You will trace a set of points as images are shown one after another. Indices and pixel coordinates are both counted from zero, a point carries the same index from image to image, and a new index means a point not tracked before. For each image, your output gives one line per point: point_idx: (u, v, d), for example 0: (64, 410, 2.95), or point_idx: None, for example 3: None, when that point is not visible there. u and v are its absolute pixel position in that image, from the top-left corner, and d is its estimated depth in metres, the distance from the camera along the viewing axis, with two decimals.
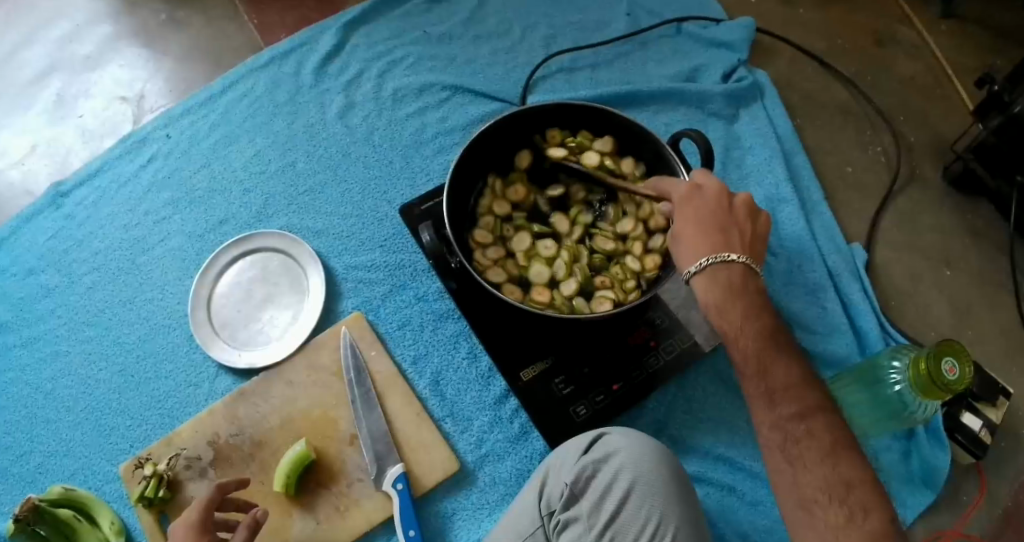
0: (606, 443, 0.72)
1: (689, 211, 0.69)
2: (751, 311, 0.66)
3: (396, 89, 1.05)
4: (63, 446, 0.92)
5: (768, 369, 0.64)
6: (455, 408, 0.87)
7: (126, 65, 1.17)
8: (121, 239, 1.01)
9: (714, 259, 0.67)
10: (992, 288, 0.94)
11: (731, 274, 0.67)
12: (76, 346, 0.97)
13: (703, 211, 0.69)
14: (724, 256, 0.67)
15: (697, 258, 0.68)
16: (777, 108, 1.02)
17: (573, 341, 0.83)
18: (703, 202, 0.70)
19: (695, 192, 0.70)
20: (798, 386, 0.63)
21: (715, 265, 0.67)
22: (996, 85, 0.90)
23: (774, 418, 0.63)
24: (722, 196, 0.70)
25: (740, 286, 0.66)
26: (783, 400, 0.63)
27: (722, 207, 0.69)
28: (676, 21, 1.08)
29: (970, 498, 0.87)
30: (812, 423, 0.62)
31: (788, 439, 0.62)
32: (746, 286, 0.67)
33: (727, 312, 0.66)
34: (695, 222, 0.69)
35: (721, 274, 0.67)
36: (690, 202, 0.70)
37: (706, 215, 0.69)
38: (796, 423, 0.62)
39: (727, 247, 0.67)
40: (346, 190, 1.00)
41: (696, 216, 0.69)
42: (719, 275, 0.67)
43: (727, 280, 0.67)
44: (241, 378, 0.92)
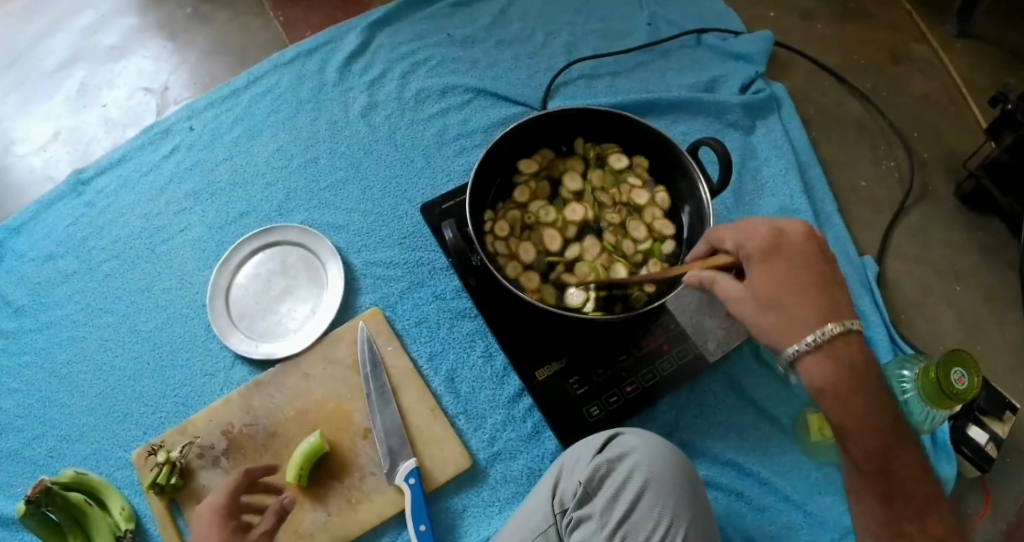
0: (620, 443, 0.73)
1: (777, 277, 0.66)
2: (867, 387, 0.64)
3: (419, 90, 1.06)
4: (76, 430, 0.93)
5: (891, 457, 0.64)
6: (469, 405, 0.88)
7: (150, 57, 1.18)
8: (141, 228, 1.02)
9: (824, 333, 0.64)
10: (1001, 304, 0.95)
11: (848, 348, 0.65)
12: (92, 332, 0.98)
13: (801, 273, 0.66)
14: (837, 330, 0.64)
15: (802, 336, 0.64)
16: (793, 121, 1.03)
17: (589, 343, 0.84)
18: (793, 262, 0.66)
19: (778, 248, 0.66)
20: (914, 475, 0.65)
21: (829, 339, 0.64)
22: (1010, 103, 0.92)
23: (889, 517, 0.65)
24: (806, 246, 0.67)
25: (855, 358, 0.65)
26: (902, 498, 0.65)
27: (813, 259, 0.66)
28: (696, 33, 1.10)
29: (974, 511, 0.88)
30: (927, 521, 0.64)
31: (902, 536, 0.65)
32: (862, 357, 0.65)
33: (847, 394, 0.64)
34: (793, 286, 0.65)
35: (836, 348, 0.64)
36: (776, 263, 0.66)
37: (796, 282, 0.65)
38: (915, 524, 0.65)
39: (834, 313, 0.65)
40: (367, 187, 1.01)
41: (795, 280, 0.65)
42: (835, 351, 0.64)
43: (843, 356, 0.64)
44: (257, 369, 0.93)
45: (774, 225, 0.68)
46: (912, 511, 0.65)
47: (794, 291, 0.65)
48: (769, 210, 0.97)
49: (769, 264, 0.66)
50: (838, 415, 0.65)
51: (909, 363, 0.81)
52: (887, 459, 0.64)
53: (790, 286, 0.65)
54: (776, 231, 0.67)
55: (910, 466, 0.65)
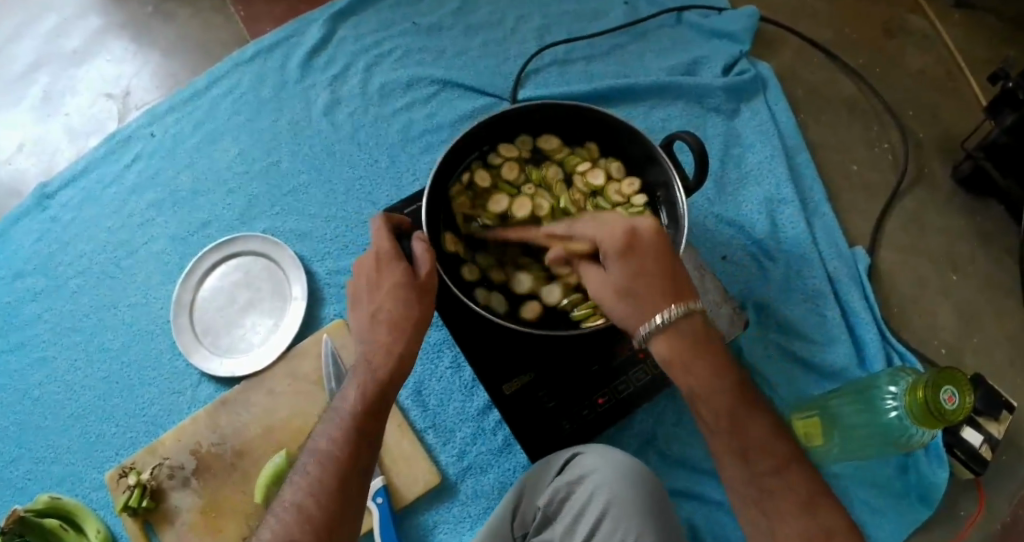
0: (580, 463, 0.70)
1: (632, 262, 0.61)
2: (717, 360, 0.59)
3: (383, 84, 1.01)
4: (51, 452, 0.91)
5: (743, 420, 0.57)
6: (438, 419, 0.85)
7: (113, 60, 1.14)
8: (106, 241, 0.99)
9: (672, 313, 0.59)
10: (999, 293, 0.93)
11: (692, 326, 0.60)
12: (62, 351, 0.96)
13: (653, 263, 0.60)
14: (688, 308, 0.59)
15: (652, 316, 0.60)
16: (779, 103, 0.97)
17: (557, 356, 0.79)
18: (650, 254, 0.61)
19: (632, 242, 0.61)
20: (772, 436, 0.57)
21: (674, 320, 0.59)
22: (1010, 82, 0.87)
23: (749, 475, 0.56)
24: (659, 238, 0.61)
25: (703, 338, 0.59)
26: (759, 457, 0.56)
27: (666, 252, 0.61)
28: (677, 10, 1.03)
29: (969, 514, 0.86)
30: (789, 474, 0.55)
31: (764, 495, 0.55)
32: (707, 333, 0.60)
33: (692, 361, 0.59)
34: (646, 276, 0.60)
35: (684, 329, 0.59)
36: (631, 256, 0.61)
37: (651, 264, 0.60)
38: (774, 478, 0.55)
39: (678, 297, 0.60)
40: (331, 191, 0.97)
41: (647, 269, 0.60)
42: (681, 329, 0.59)
43: (691, 336, 0.59)
44: (224, 386, 0.91)
45: (630, 224, 0.62)
46: (774, 465, 0.56)
47: (647, 281, 0.60)
48: (755, 202, 0.92)
49: (627, 260, 0.61)
50: (688, 383, 0.59)
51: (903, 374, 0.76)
52: (738, 422, 0.57)
53: (641, 274, 0.60)
54: (629, 228, 0.61)
55: (766, 429, 0.57)
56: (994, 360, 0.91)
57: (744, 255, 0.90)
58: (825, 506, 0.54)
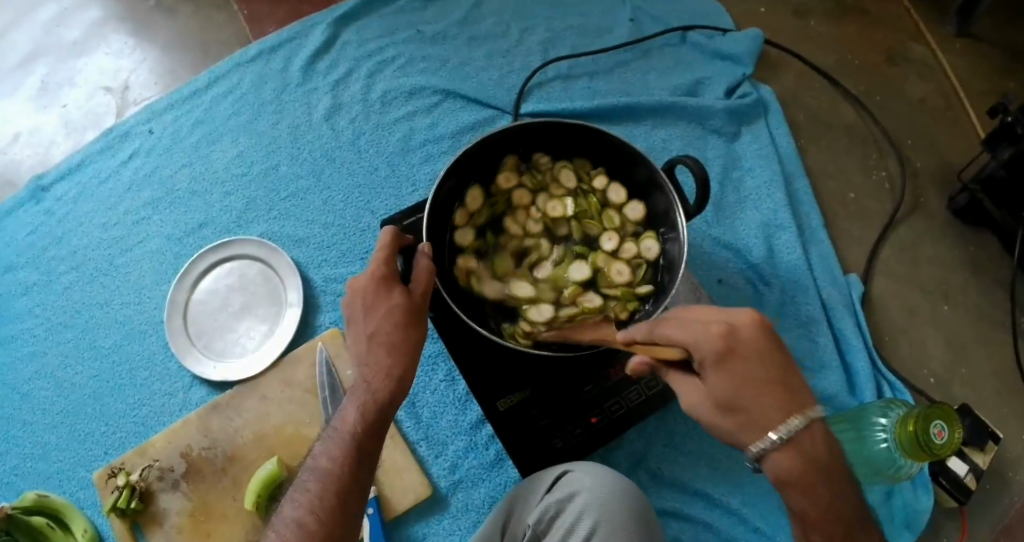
0: (569, 482, 0.70)
1: (737, 368, 0.54)
2: (836, 481, 0.54)
3: (385, 91, 1.01)
4: (39, 448, 0.91)
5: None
6: (431, 432, 0.85)
7: (112, 54, 1.12)
8: (100, 238, 0.99)
9: (791, 427, 0.53)
10: (989, 323, 0.95)
11: (814, 443, 0.54)
12: (53, 347, 0.95)
13: (759, 365, 0.54)
14: (807, 418, 0.53)
15: (766, 432, 0.54)
16: (779, 127, 0.98)
17: (553, 375, 0.79)
18: (749, 356, 0.54)
19: (732, 343, 0.54)
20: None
21: (795, 435, 0.53)
22: (1010, 116, 0.88)
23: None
24: (761, 330, 0.55)
25: (825, 454, 0.54)
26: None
27: (770, 348, 0.55)
28: (681, 30, 1.03)
29: (951, 540, 0.87)
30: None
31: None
32: (829, 448, 0.54)
33: (813, 486, 0.53)
34: (750, 385, 0.54)
35: (803, 448, 0.53)
36: (731, 364, 0.54)
37: (757, 368, 0.54)
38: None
39: (794, 405, 0.54)
40: (329, 198, 0.97)
41: (750, 376, 0.54)
42: (803, 445, 0.53)
43: (812, 456, 0.53)
44: (216, 390, 0.91)
45: (726, 320, 0.55)
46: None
47: (752, 389, 0.54)
48: (752, 225, 0.93)
49: (726, 367, 0.54)
50: (806, 512, 0.54)
51: (895, 407, 0.79)
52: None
53: (743, 384, 0.54)
54: (726, 325, 0.55)
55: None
56: (981, 391, 0.92)
57: (739, 279, 0.91)
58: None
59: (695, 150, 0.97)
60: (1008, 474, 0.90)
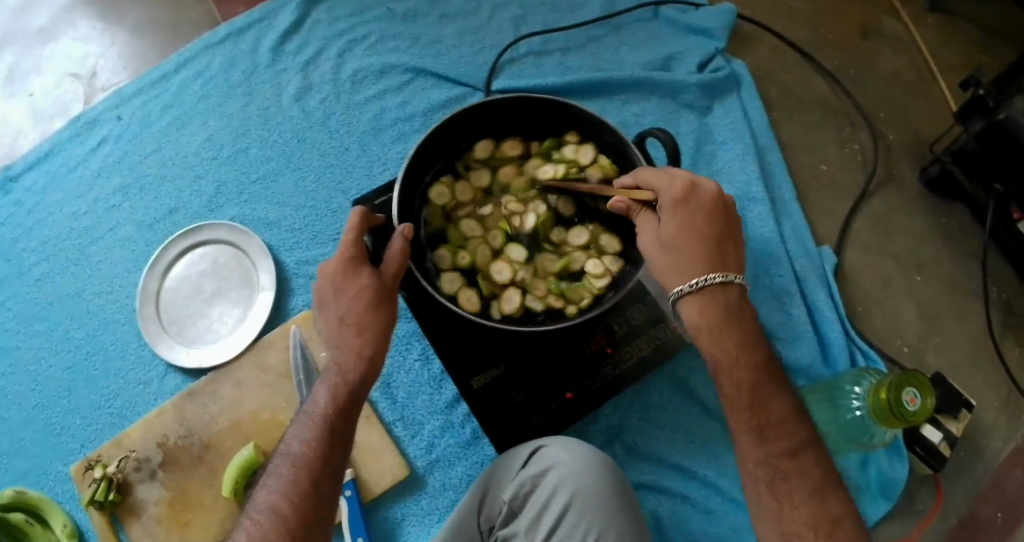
0: (542, 457, 0.70)
1: (683, 216, 0.65)
2: (744, 331, 0.62)
3: (355, 70, 1.00)
4: (14, 445, 0.89)
5: (762, 393, 0.60)
6: (406, 412, 0.85)
7: (79, 39, 1.09)
8: (70, 228, 0.97)
9: (710, 278, 0.63)
10: (962, 293, 0.96)
11: (727, 297, 0.63)
12: (27, 341, 0.93)
13: (703, 221, 0.65)
14: (727, 277, 0.63)
15: (690, 277, 0.63)
16: (753, 101, 0.98)
17: (528, 350, 0.79)
18: (700, 213, 0.65)
19: (689, 196, 0.65)
20: (786, 419, 0.59)
21: (709, 284, 0.63)
22: (981, 89, 0.89)
23: (762, 454, 0.58)
24: (716, 201, 0.66)
25: (737, 307, 0.63)
26: (774, 435, 0.58)
27: (719, 215, 0.65)
28: (654, 4, 1.03)
29: (926, 507, 0.88)
30: (804, 461, 0.58)
31: (778, 476, 0.57)
32: (741, 304, 0.64)
33: (721, 330, 0.62)
34: (692, 234, 0.64)
35: (719, 294, 0.63)
36: (683, 210, 0.65)
37: (703, 226, 0.65)
38: (788, 460, 0.58)
39: (721, 265, 0.64)
40: (300, 179, 0.96)
41: (694, 225, 0.64)
42: (716, 294, 0.63)
43: (724, 303, 0.63)
44: (190, 377, 0.90)
45: (690, 180, 0.66)
46: (786, 447, 0.58)
47: (692, 239, 0.64)
48: None
49: (677, 212, 0.65)
50: (713, 355, 0.62)
51: (867, 375, 0.79)
52: (758, 398, 0.60)
53: (686, 229, 0.64)
54: (689, 181, 0.66)
55: (784, 411, 0.59)
56: (954, 360, 0.93)
57: None
58: (835, 491, 0.57)
59: (667, 125, 0.96)
60: (980, 441, 0.91)
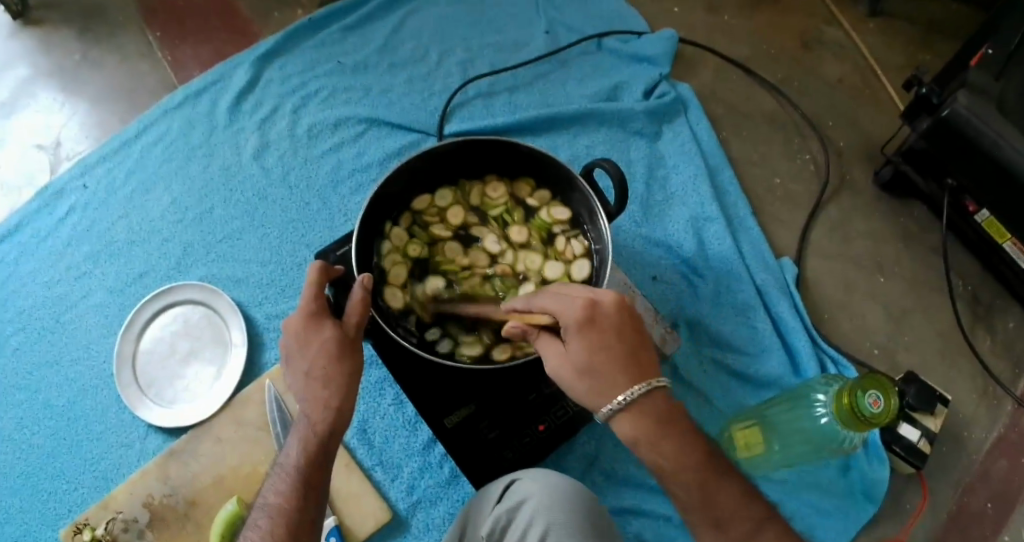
0: (516, 491, 0.72)
1: (593, 337, 0.59)
2: (681, 436, 0.58)
3: (311, 125, 1.02)
4: (3, 513, 0.89)
5: (711, 486, 0.58)
6: (384, 456, 0.86)
7: (42, 110, 1.10)
8: (44, 297, 0.98)
9: (634, 392, 0.58)
10: (925, 291, 0.98)
11: (657, 405, 0.59)
12: (8, 411, 0.94)
13: (615, 338, 0.59)
14: (653, 384, 0.58)
15: (614, 395, 0.58)
16: (700, 121, 1.01)
17: (495, 387, 0.80)
18: (608, 328, 0.59)
19: (592, 314, 0.59)
20: (741, 502, 0.58)
21: (636, 398, 0.58)
22: (924, 88, 0.91)
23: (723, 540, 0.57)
24: (622, 311, 0.60)
25: (669, 412, 0.59)
26: (734, 522, 0.57)
27: (626, 323, 0.60)
28: (596, 37, 1.06)
29: (913, 506, 0.89)
30: (765, 537, 0.57)
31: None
32: (673, 408, 0.60)
33: (658, 438, 0.58)
34: (604, 352, 0.59)
35: (646, 407, 0.58)
36: (592, 330, 0.59)
37: (614, 341, 0.59)
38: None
39: (640, 373, 0.59)
40: (265, 235, 0.98)
41: (608, 344, 0.59)
42: (644, 407, 0.58)
43: (653, 414, 0.58)
44: (172, 435, 0.91)
45: (589, 295, 0.60)
46: (746, 530, 0.57)
47: (605, 357, 0.59)
48: (680, 221, 0.95)
49: (585, 335, 0.59)
50: (657, 461, 0.58)
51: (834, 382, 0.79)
52: (709, 488, 0.58)
53: (601, 348, 0.59)
54: (588, 299, 0.60)
55: (733, 494, 0.58)
56: (923, 357, 0.95)
57: (672, 273, 0.93)
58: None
59: (618, 153, 0.99)
60: (958, 435, 0.92)
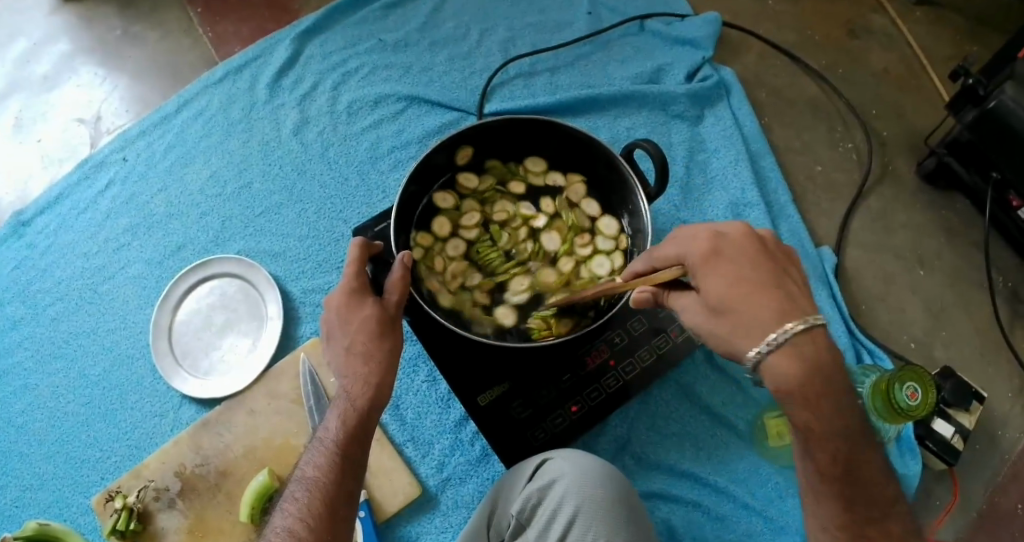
0: (549, 470, 0.71)
1: (726, 267, 0.57)
2: (837, 393, 0.55)
3: (351, 102, 1.02)
4: (37, 478, 0.91)
5: (858, 464, 0.56)
6: (416, 432, 0.87)
7: (83, 84, 1.11)
8: (83, 267, 0.99)
9: (790, 331, 0.55)
10: (965, 286, 0.96)
11: (816, 347, 0.55)
12: (44, 379, 0.95)
13: (749, 268, 0.57)
14: (803, 323, 0.55)
15: (763, 336, 0.55)
16: (742, 107, 1.01)
17: (529, 365, 0.81)
18: (741, 260, 0.57)
19: (719, 245, 0.58)
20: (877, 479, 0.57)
21: (791, 339, 0.55)
22: (971, 78, 0.88)
23: (846, 518, 0.57)
24: (751, 241, 0.59)
25: (826, 357, 0.55)
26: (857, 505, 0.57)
27: (759, 254, 0.58)
28: (639, 19, 1.06)
29: (943, 503, 0.87)
30: (890, 522, 0.57)
31: (860, 539, 0.57)
32: (829, 355, 0.56)
33: (818, 398, 0.55)
34: (743, 285, 0.57)
35: (803, 349, 0.55)
36: (721, 265, 0.57)
37: (749, 272, 0.57)
38: (874, 526, 0.57)
39: (792, 310, 0.56)
40: (302, 211, 0.99)
41: (744, 278, 0.57)
42: (802, 349, 0.55)
43: (811, 359, 0.55)
44: (205, 407, 0.92)
45: (712, 228, 0.59)
46: (876, 514, 0.57)
47: (745, 292, 0.56)
48: (720, 205, 0.95)
49: (716, 273, 0.57)
50: (808, 420, 0.56)
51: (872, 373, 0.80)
52: (854, 466, 0.56)
53: (737, 281, 0.57)
54: (712, 231, 0.59)
55: (874, 470, 0.57)
56: (962, 353, 0.93)
57: None
58: None
59: (659, 136, 0.99)
60: (994, 433, 0.90)
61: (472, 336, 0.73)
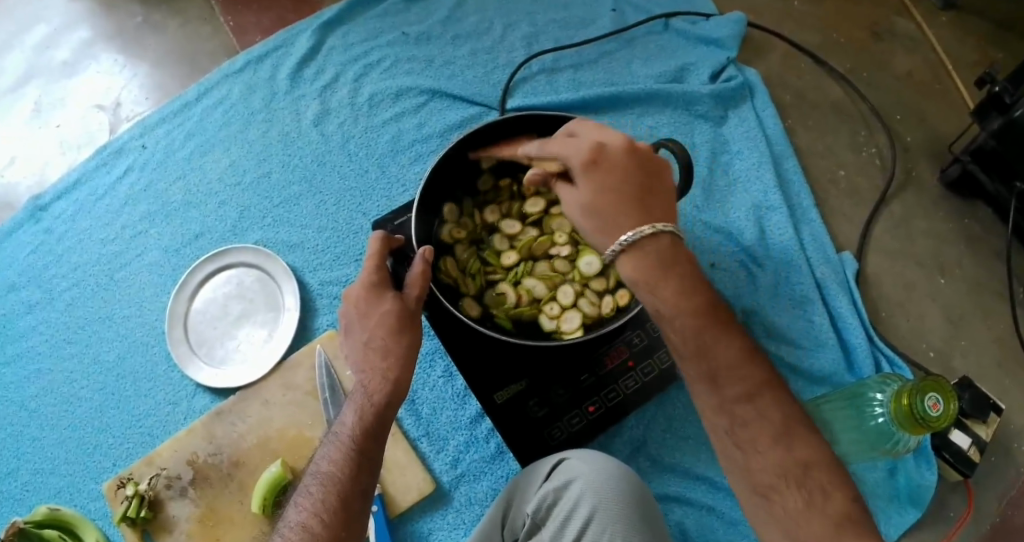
0: (566, 469, 0.70)
1: (597, 177, 0.62)
2: (689, 278, 0.60)
3: (372, 94, 1.02)
4: (49, 464, 0.90)
5: (709, 344, 0.59)
6: (431, 427, 0.86)
7: (103, 71, 1.11)
8: (100, 254, 0.99)
9: (639, 232, 0.60)
10: (987, 295, 0.95)
11: (659, 245, 0.60)
12: (58, 364, 0.95)
13: (618, 179, 0.62)
14: (648, 228, 0.60)
15: (616, 236, 0.61)
16: (766, 108, 1.00)
17: (548, 363, 0.81)
18: (611, 169, 0.62)
19: (597, 156, 0.62)
20: (743, 363, 0.58)
21: (640, 240, 0.60)
22: (997, 86, 0.87)
23: (718, 401, 0.58)
24: (629, 153, 0.63)
25: (670, 257, 0.60)
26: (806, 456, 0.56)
27: (634, 167, 0.62)
28: (663, 17, 1.05)
29: (958, 514, 0.86)
30: (761, 404, 0.57)
31: (736, 423, 0.57)
32: (675, 252, 0.61)
33: (659, 286, 0.60)
34: (607, 192, 0.62)
35: (649, 248, 0.60)
36: (597, 173, 0.62)
37: (615, 182, 0.62)
38: (744, 405, 0.57)
39: (645, 217, 0.61)
40: (322, 202, 0.98)
41: (609, 185, 0.62)
42: (646, 249, 0.60)
43: (656, 256, 0.60)
44: (219, 396, 0.92)
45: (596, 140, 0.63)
46: (740, 392, 0.58)
47: (610, 198, 0.62)
48: (742, 207, 0.95)
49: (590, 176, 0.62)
50: (654, 304, 0.60)
51: (891, 380, 0.78)
52: (705, 347, 0.59)
53: (605, 189, 0.62)
54: (595, 143, 0.63)
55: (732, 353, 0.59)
56: (982, 364, 0.92)
57: (733, 262, 0.92)
58: None
59: (682, 136, 0.99)
60: (1012, 445, 0.89)
61: (492, 334, 0.72)
